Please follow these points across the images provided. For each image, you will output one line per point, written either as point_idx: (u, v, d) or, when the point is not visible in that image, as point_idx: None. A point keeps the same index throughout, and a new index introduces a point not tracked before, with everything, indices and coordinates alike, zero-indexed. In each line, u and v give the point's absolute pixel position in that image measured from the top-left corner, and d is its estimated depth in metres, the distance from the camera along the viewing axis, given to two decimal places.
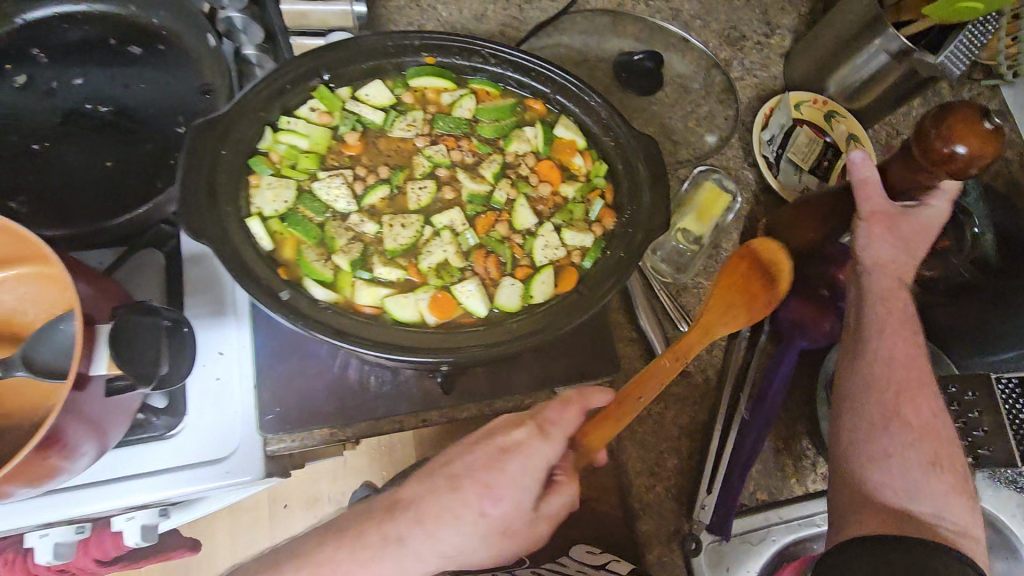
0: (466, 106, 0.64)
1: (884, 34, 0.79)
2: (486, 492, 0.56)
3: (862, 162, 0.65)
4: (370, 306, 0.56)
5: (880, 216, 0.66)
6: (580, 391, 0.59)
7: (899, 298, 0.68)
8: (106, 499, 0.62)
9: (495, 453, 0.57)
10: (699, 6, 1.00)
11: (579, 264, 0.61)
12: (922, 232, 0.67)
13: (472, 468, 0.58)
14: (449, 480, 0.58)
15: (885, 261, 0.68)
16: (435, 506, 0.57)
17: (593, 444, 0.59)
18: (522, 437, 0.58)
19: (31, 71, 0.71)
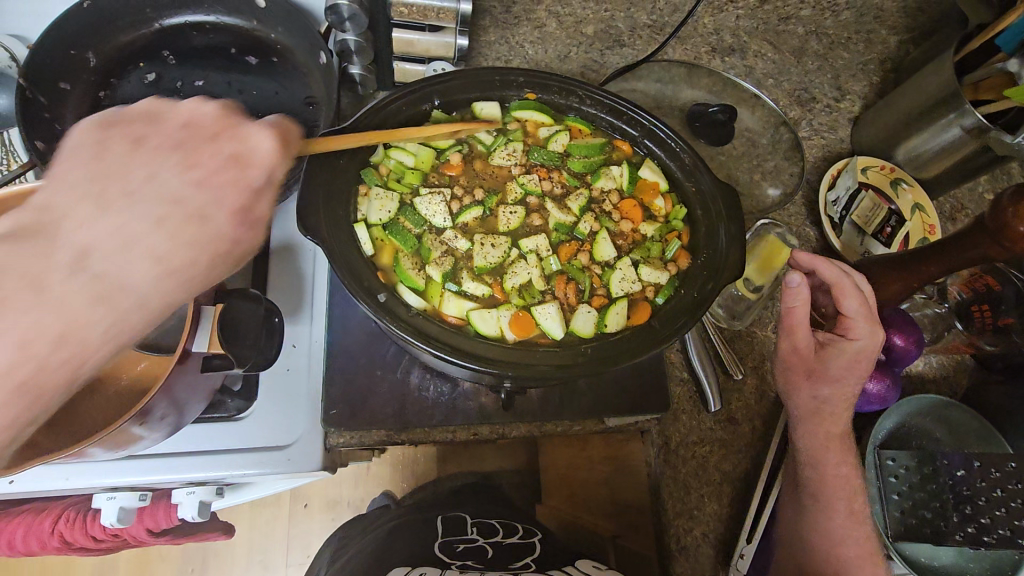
0: (560, 143, 0.70)
1: (959, 109, 0.81)
2: (173, 194, 0.42)
3: (797, 288, 0.62)
4: (455, 317, 0.61)
5: (801, 352, 0.66)
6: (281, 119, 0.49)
7: (841, 460, 0.69)
8: (173, 471, 0.66)
9: (189, 147, 0.44)
10: (774, 65, 1.03)
11: (652, 300, 0.65)
12: (848, 367, 0.65)
13: (151, 170, 0.42)
14: (111, 177, 0.40)
15: (813, 413, 0.68)
16: (110, 213, 0.39)
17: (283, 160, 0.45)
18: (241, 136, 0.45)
19: (160, 70, 0.78)
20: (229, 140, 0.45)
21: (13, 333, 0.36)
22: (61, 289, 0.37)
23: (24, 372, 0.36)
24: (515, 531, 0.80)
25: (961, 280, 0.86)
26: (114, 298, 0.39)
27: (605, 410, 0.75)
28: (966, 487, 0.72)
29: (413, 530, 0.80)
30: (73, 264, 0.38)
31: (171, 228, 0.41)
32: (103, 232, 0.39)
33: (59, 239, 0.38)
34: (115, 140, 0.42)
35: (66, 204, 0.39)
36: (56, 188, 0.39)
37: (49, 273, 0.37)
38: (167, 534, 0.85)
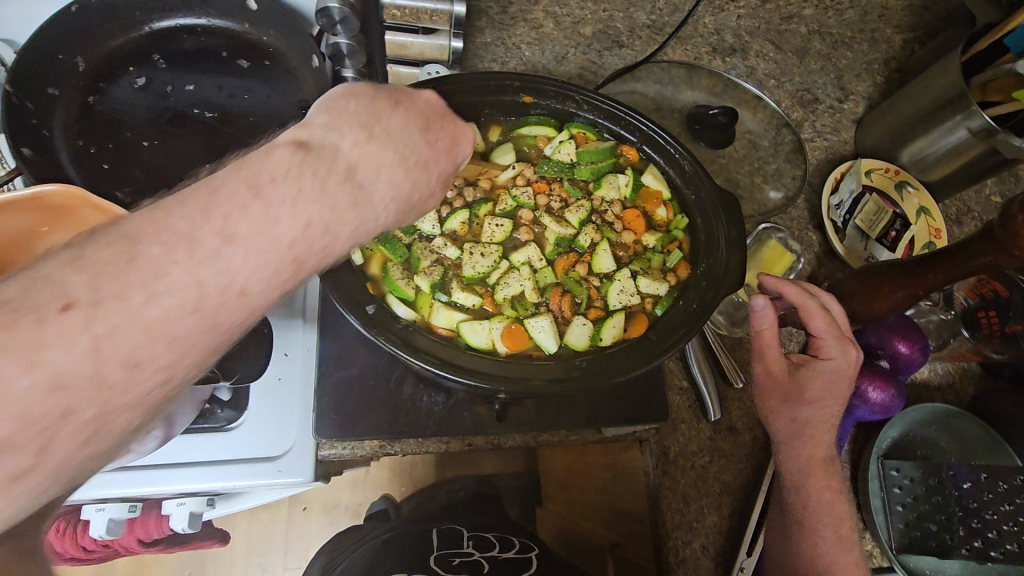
0: (566, 152, 0.68)
1: (967, 111, 0.79)
2: (414, 148, 0.38)
3: (764, 312, 0.61)
4: (444, 328, 0.60)
5: (777, 379, 0.64)
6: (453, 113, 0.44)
7: (827, 483, 0.65)
8: (162, 482, 0.64)
9: (428, 116, 0.41)
10: (776, 66, 1.01)
11: (651, 311, 0.64)
12: (824, 390, 0.63)
13: (402, 122, 0.38)
14: (375, 117, 0.37)
15: (794, 438, 0.65)
16: (375, 142, 0.35)
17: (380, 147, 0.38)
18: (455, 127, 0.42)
19: (150, 74, 0.76)
20: (450, 125, 0.42)
21: (302, 215, 0.31)
22: (338, 187, 0.33)
23: (301, 253, 0.31)
24: (511, 546, 0.78)
25: (968, 286, 0.83)
26: (364, 210, 0.34)
27: (601, 420, 0.73)
28: (973, 500, 0.70)
29: (406, 541, 0.78)
30: (344, 173, 0.33)
31: (408, 171, 0.37)
32: (367, 153, 0.35)
33: (336, 150, 0.34)
34: (379, 92, 0.38)
35: (343, 124, 0.35)
36: (334, 109, 0.35)
37: (328, 173, 0.33)
38: (158, 544, 0.85)
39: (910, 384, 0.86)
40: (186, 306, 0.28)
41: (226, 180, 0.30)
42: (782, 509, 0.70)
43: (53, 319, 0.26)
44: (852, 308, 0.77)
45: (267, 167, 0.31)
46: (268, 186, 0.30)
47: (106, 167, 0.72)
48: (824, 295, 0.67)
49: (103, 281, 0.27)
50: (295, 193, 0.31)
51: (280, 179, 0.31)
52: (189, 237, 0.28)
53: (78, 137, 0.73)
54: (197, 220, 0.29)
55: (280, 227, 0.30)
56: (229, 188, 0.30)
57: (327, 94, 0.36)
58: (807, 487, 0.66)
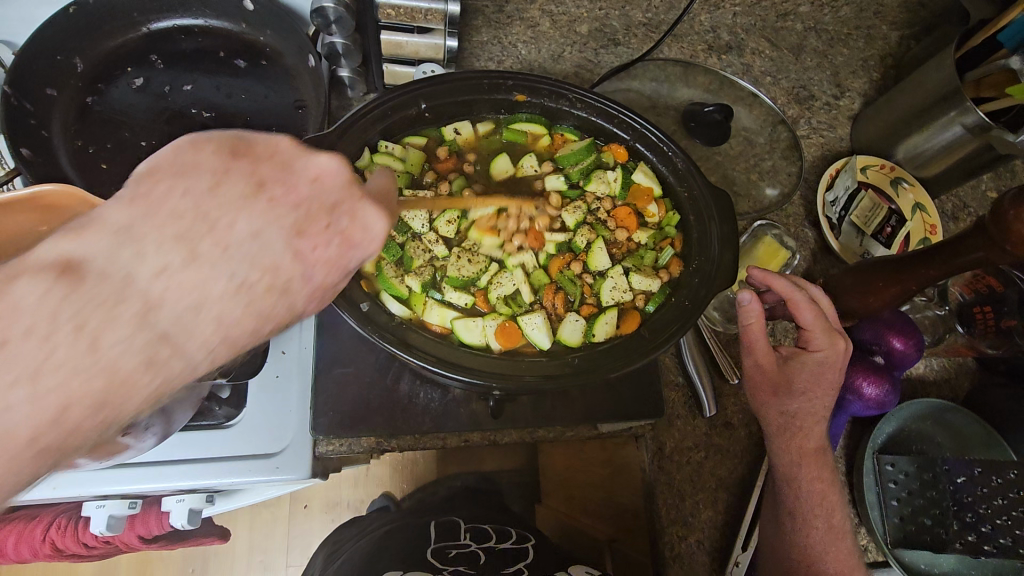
0: (529, 164, 0.70)
1: (961, 107, 0.79)
2: (272, 262, 0.30)
3: (751, 306, 0.61)
4: (438, 326, 0.62)
5: (765, 374, 0.65)
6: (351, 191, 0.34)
7: (819, 473, 0.66)
8: (162, 479, 0.65)
9: (312, 208, 0.32)
10: (772, 63, 1.01)
11: (643, 308, 0.65)
12: (811, 381, 0.63)
13: (255, 227, 0.30)
14: (208, 229, 0.28)
15: (784, 431, 0.66)
16: (196, 267, 0.28)
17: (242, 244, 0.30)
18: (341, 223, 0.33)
19: (147, 74, 0.76)
20: (343, 220, 0.33)
21: (49, 398, 0.25)
22: (118, 349, 0.26)
23: (52, 440, 0.26)
24: (509, 537, 0.78)
25: (963, 282, 0.84)
26: (166, 366, 0.28)
27: (595, 417, 0.74)
28: (967, 494, 0.71)
29: (406, 534, 0.79)
30: (135, 320, 0.27)
31: (252, 297, 0.30)
32: (178, 288, 0.27)
33: (131, 284, 0.27)
34: (231, 178, 0.30)
35: (150, 240, 0.27)
36: (147, 213, 0.28)
37: (104, 327, 0.26)
38: (158, 540, 0.86)
39: (905, 380, 0.86)
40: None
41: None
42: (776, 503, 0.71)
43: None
44: (849, 305, 0.78)
45: (9, 325, 0.25)
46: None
47: (105, 167, 0.72)
48: (813, 288, 0.67)
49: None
50: (41, 364, 0.25)
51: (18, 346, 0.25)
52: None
53: (76, 137, 0.73)
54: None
55: (10, 417, 0.25)
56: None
57: (150, 180, 0.28)
58: (800, 480, 0.66)
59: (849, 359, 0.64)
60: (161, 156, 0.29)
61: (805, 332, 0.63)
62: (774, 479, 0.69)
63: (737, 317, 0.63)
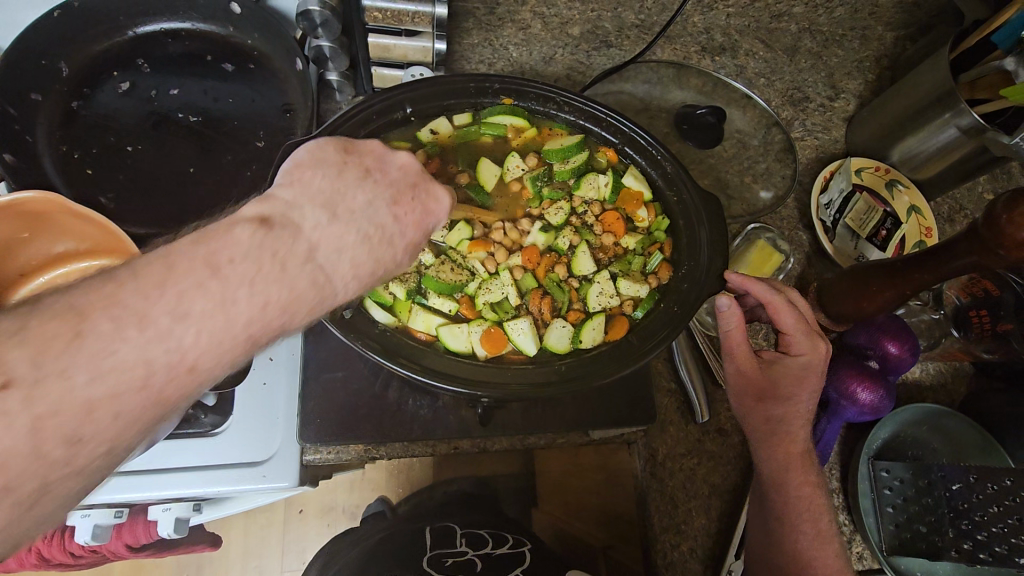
0: (515, 165, 0.69)
1: (955, 109, 0.78)
2: (380, 224, 0.40)
3: (731, 312, 0.61)
4: (423, 332, 0.61)
5: (748, 381, 0.64)
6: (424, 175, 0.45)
7: (807, 478, 0.65)
8: (147, 489, 0.64)
9: (400, 187, 0.43)
10: (765, 65, 1.00)
11: (631, 314, 0.64)
12: (796, 384, 0.63)
13: (369, 199, 0.40)
14: (341, 198, 0.39)
15: (771, 436, 0.65)
16: (339, 224, 0.38)
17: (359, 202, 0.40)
18: (424, 195, 0.44)
19: (135, 78, 0.76)
20: (423, 195, 0.44)
21: (260, 296, 0.33)
22: (295, 272, 0.35)
23: (254, 332, 0.34)
24: (505, 542, 0.77)
25: (959, 286, 0.83)
26: (325, 290, 0.37)
27: (586, 424, 0.73)
28: (963, 501, 0.68)
29: (402, 539, 0.78)
30: (306, 256, 0.36)
31: (371, 249, 0.39)
32: (329, 235, 0.37)
33: (299, 232, 0.36)
34: (348, 167, 0.41)
35: (307, 207, 0.37)
36: (301, 188, 0.38)
37: (287, 257, 0.35)
38: (146, 548, 0.85)
39: (901, 384, 0.86)
40: (133, 385, 0.30)
41: (184, 257, 0.32)
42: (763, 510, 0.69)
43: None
44: (843, 309, 0.77)
45: (232, 245, 0.33)
46: (227, 266, 0.32)
47: (89, 172, 0.71)
48: (790, 291, 0.67)
49: (44, 359, 0.28)
50: (252, 275, 0.33)
51: (239, 259, 0.33)
52: (142, 315, 0.30)
53: (61, 141, 0.72)
54: (153, 298, 0.30)
55: (236, 308, 0.32)
56: (185, 266, 0.31)
57: (297, 170, 0.39)
58: (786, 486, 0.65)
59: (830, 362, 0.64)
60: (299, 157, 0.40)
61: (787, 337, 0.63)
62: (763, 485, 0.67)
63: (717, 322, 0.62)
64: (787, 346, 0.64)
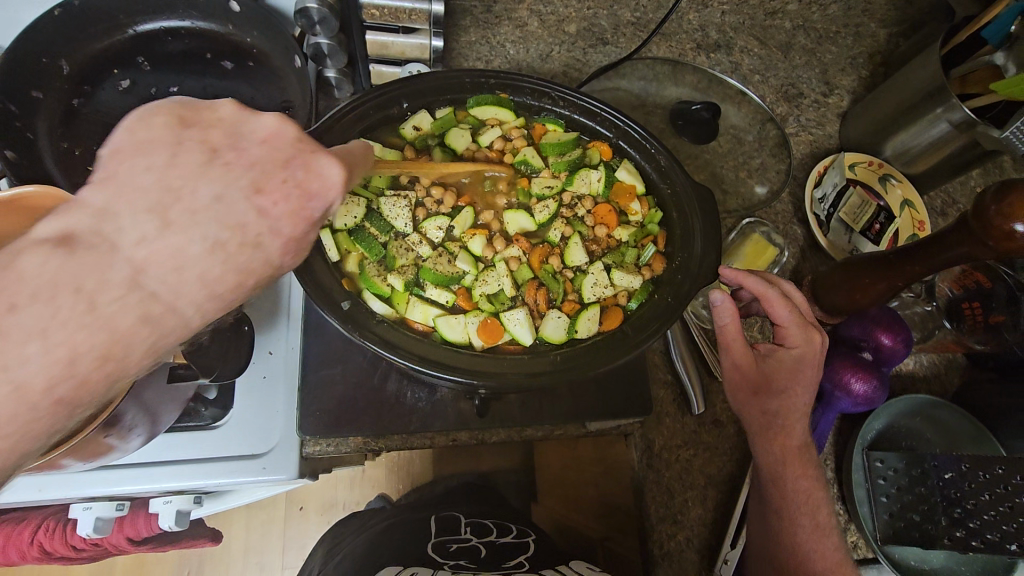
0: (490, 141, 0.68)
1: (947, 103, 0.79)
2: (239, 221, 0.32)
3: (724, 307, 0.62)
4: (421, 324, 0.62)
5: (744, 375, 0.65)
6: (303, 144, 0.35)
7: (805, 471, 0.65)
8: (146, 482, 0.65)
9: (268, 166, 0.33)
10: (760, 60, 1.01)
11: (624, 305, 0.65)
12: (790, 377, 0.64)
13: (218, 190, 0.32)
14: (175, 195, 0.31)
15: (767, 428, 0.66)
16: (173, 231, 0.30)
17: (208, 182, 0.32)
18: (298, 168, 0.34)
19: (135, 76, 0.77)
20: (300, 171, 0.34)
21: (53, 352, 0.28)
22: (112, 308, 0.29)
23: (61, 395, 0.29)
24: (508, 532, 0.78)
25: (952, 278, 0.85)
26: (162, 323, 0.30)
27: (583, 416, 0.74)
28: (955, 490, 0.69)
29: (405, 529, 0.79)
30: (129, 283, 0.29)
31: (231, 256, 0.31)
32: (159, 252, 0.30)
33: (116, 249, 0.29)
34: (189, 143, 0.32)
35: (125, 215, 0.30)
36: (116, 190, 0.30)
37: (97, 288, 0.28)
38: (148, 542, 0.86)
39: (895, 376, 0.86)
40: None
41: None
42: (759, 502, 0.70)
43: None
44: (836, 301, 0.78)
45: (12, 288, 0.27)
46: (8, 317, 0.27)
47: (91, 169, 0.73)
48: (785, 284, 0.68)
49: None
50: (39, 325, 0.27)
51: (20, 306, 0.27)
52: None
53: (62, 139, 0.73)
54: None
55: (24, 368, 0.27)
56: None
57: (112, 159, 0.31)
58: (784, 478, 0.65)
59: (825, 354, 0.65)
60: (120, 137, 0.32)
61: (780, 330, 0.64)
62: (761, 477, 0.68)
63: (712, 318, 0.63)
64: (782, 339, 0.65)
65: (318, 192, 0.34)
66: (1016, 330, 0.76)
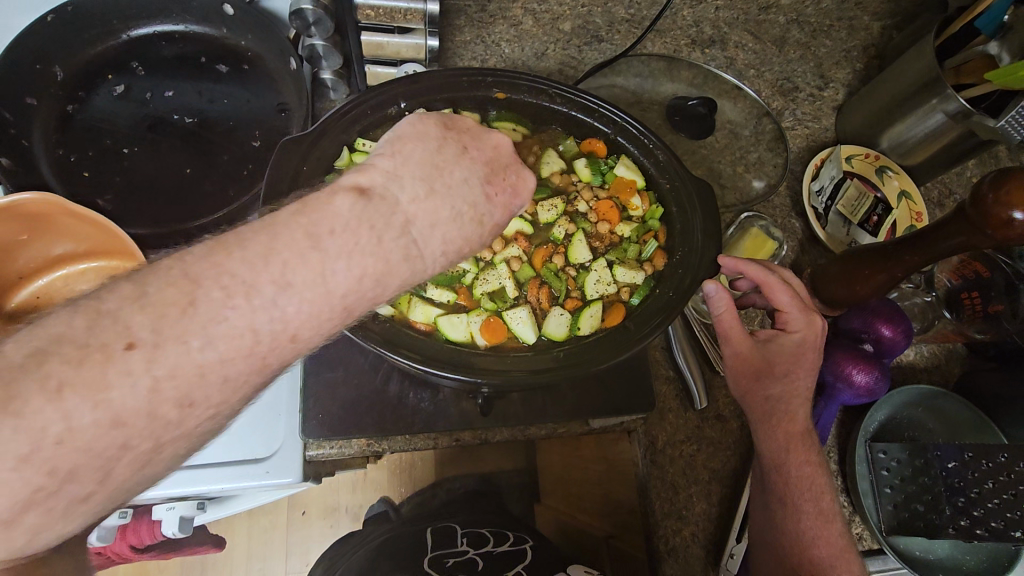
0: (551, 160, 0.71)
1: (942, 94, 0.79)
2: (473, 206, 0.44)
3: (719, 295, 0.61)
4: (423, 323, 0.61)
5: (746, 362, 0.65)
6: (519, 161, 0.49)
7: (807, 456, 0.65)
8: (148, 489, 0.64)
9: (495, 169, 0.47)
10: (755, 55, 1.02)
11: (627, 300, 0.65)
12: (792, 362, 0.64)
13: (467, 176, 0.44)
14: (439, 174, 0.42)
15: (769, 416, 0.65)
16: (433, 198, 0.41)
17: (456, 169, 0.44)
18: (514, 177, 0.48)
19: (129, 81, 0.76)
20: (515, 177, 0.48)
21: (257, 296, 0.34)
22: (391, 245, 0.38)
23: (348, 301, 0.37)
24: (507, 540, 0.78)
25: (951, 268, 0.85)
26: (413, 264, 0.40)
27: (586, 413, 0.74)
28: (958, 479, 0.70)
29: (407, 541, 0.79)
30: (401, 230, 0.39)
31: (464, 226, 0.43)
32: (423, 210, 0.40)
33: (396, 204, 0.39)
34: (448, 143, 0.45)
35: (403, 179, 0.41)
36: (398, 160, 0.41)
37: (383, 231, 0.38)
38: (149, 550, 0.86)
39: (896, 367, 0.86)
40: None
41: (286, 230, 0.35)
42: (760, 494, 0.69)
43: (122, 357, 0.31)
44: (836, 293, 0.78)
45: (339, 215, 0.37)
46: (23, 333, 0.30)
47: (86, 175, 0.71)
48: (784, 271, 0.68)
49: (167, 326, 0.32)
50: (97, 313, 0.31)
51: (338, 233, 0.36)
52: (252, 283, 0.34)
53: (58, 146, 0.72)
54: (260, 269, 0.34)
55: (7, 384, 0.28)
56: (294, 233, 0.35)
57: (396, 137, 0.43)
58: (787, 469, 0.65)
59: (825, 340, 0.65)
60: (400, 123, 0.44)
61: (781, 315, 0.64)
62: (764, 468, 0.68)
63: (709, 306, 0.63)
64: (783, 325, 0.65)
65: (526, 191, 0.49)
66: (1014, 318, 0.77)
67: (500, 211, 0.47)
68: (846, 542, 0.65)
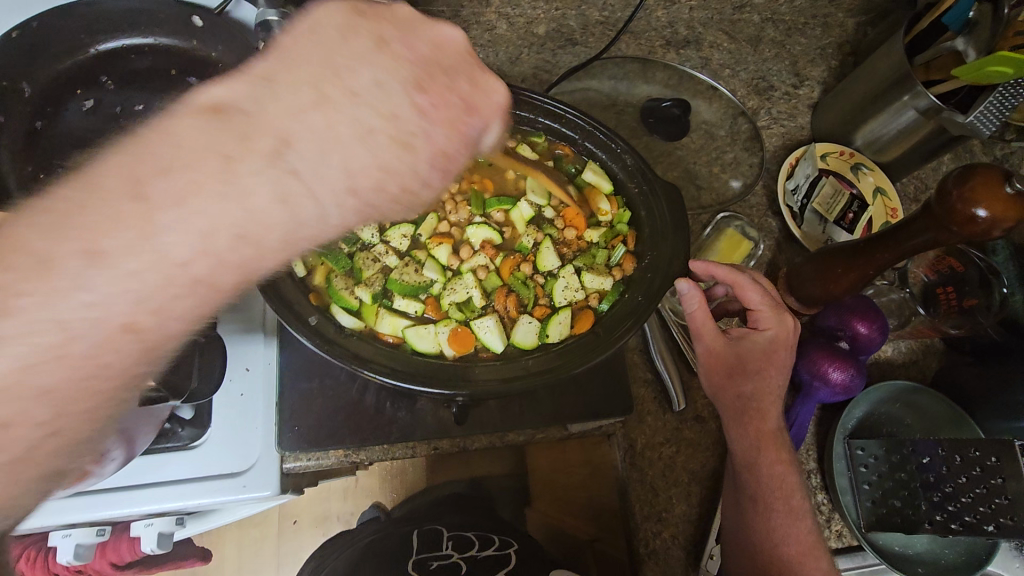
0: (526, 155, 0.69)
1: (913, 91, 0.80)
2: (395, 114, 0.37)
3: (691, 293, 0.61)
4: (390, 336, 0.62)
5: (718, 359, 0.65)
6: (465, 66, 0.40)
7: (778, 455, 0.65)
8: (124, 506, 0.64)
9: (429, 72, 0.39)
10: (729, 55, 1.02)
11: (596, 306, 0.65)
12: (764, 360, 0.64)
13: (380, 78, 0.37)
14: (341, 73, 0.36)
15: (742, 414, 0.66)
16: (328, 109, 0.36)
17: (368, 64, 0.37)
18: (463, 86, 0.40)
19: (98, 95, 0.73)
20: (461, 83, 0.40)
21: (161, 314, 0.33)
22: (257, 179, 0.34)
23: (195, 273, 0.35)
24: (491, 544, 0.78)
25: (926, 263, 0.86)
26: (296, 205, 0.36)
27: (565, 418, 0.74)
28: (933, 474, 0.70)
29: (387, 550, 0.77)
30: (274, 152, 0.35)
31: (378, 145, 0.37)
32: (311, 128, 0.35)
33: (269, 120, 0.35)
34: (361, 33, 0.38)
35: (289, 87, 0.36)
36: (285, 68, 0.36)
37: (244, 156, 0.34)
38: (132, 566, 0.86)
39: (873, 363, 0.87)
40: None
41: (105, 179, 0.33)
42: (731, 495, 0.70)
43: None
44: (811, 293, 0.79)
45: (169, 157, 0.33)
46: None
47: None
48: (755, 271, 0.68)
49: None
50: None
51: (169, 174, 0.33)
52: (52, 259, 0.31)
53: (26, 163, 0.70)
54: (62, 239, 0.31)
55: None
56: (106, 189, 0.32)
57: (294, 39, 0.37)
58: (760, 470, 0.65)
59: (797, 340, 0.66)
60: (299, 26, 0.38)
61: (754, 312, 0.65)
62: (736, 467, 0.68)
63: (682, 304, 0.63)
64: (756, 322, 0.65)
65: (471, 101, 0.40)
66: (989, 312, 0.78)
67: (438, 126, 0.39)
68: (814, 538, 0.65)
